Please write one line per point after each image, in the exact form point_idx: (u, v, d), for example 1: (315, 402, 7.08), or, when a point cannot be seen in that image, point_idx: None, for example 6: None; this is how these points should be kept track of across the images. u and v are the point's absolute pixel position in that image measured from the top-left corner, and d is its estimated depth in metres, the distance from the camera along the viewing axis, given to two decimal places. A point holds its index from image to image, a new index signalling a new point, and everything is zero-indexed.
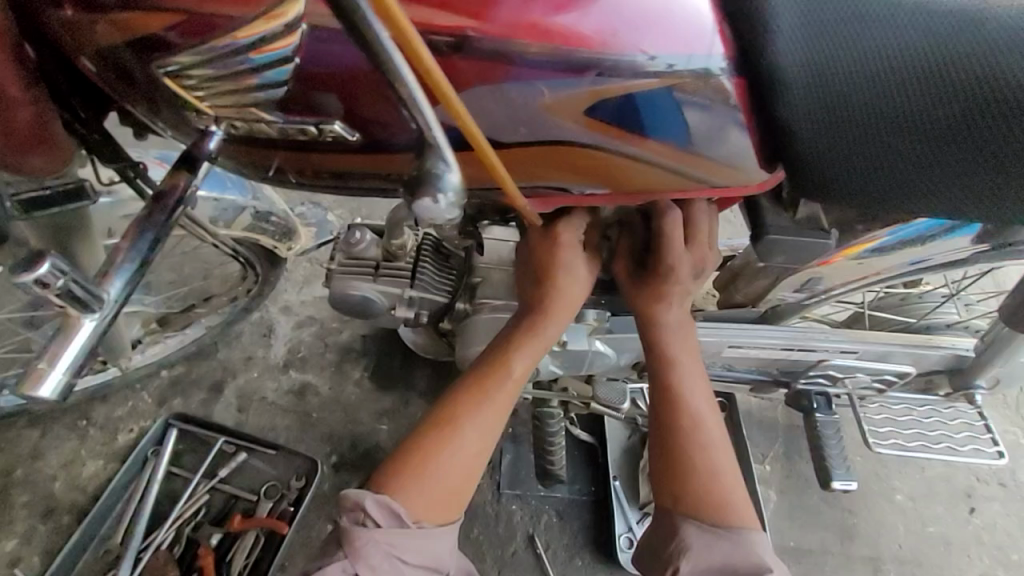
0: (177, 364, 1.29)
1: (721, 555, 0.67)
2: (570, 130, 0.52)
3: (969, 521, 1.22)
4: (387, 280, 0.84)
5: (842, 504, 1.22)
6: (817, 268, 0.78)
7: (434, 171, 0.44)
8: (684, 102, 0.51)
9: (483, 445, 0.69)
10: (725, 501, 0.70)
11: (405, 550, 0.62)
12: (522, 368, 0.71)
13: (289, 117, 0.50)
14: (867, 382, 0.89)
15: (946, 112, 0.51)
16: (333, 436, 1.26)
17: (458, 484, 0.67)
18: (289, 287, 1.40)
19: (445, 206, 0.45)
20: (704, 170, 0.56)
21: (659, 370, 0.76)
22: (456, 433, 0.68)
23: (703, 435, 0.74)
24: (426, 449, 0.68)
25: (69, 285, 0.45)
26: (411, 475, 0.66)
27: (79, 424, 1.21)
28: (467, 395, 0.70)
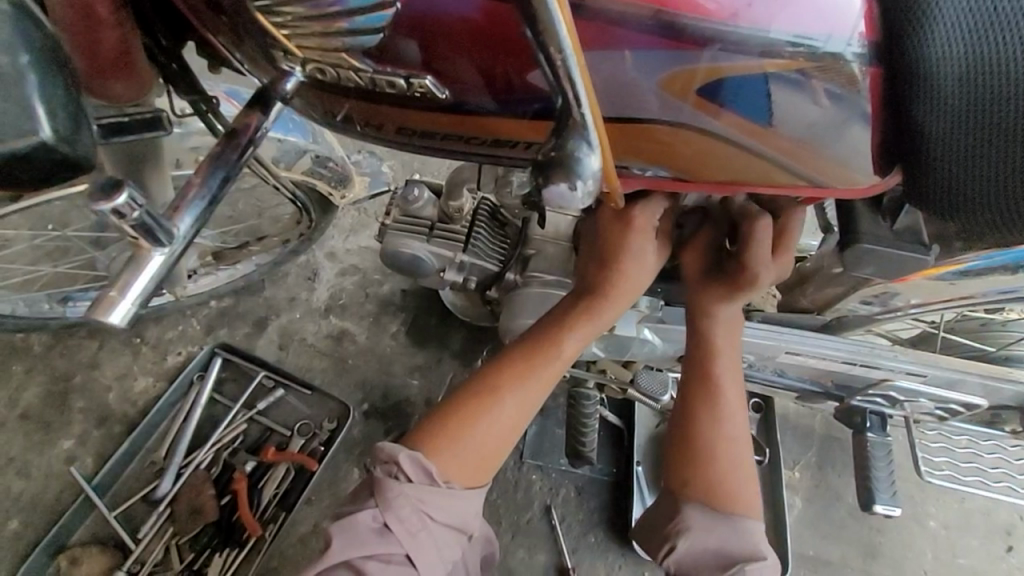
0: (225, 296, 1.33)
1: (718, 540, 0.66)
2: (672, 110, 0.48)
3: (1004, 558, 1.17)
4: (440, 242, 0.83)
5: (869, 522, 1.19)
6: (894, 284, 0.74)
7: (575, 154, 0.43)
8: (804, 90, 0.46)
9: (520, 418, 0.69)
10: (733, 490, 0.69)
11: (434, 507, 0.63)
12: (574, 348, 0.69)
13: (380, 66, 0.47)
14: (929, 408, 0.84)
15: None
16: (366, 384, 1.29)
17: (492, 452, 0.68)
18: (336, 234, 1.41)
19: (580, 194, 0.45)
20: (804, 165, 0.52)
21: (694, 358, 0.72)
22: (494, 402, 0.68)
23: (728, 428, 0.71)
24: (462, 413, 0.68)
25: (144, 218, 0.45)
26: (443, 435, 0.66)
27: (134, 341, 1.27)
28: (509, 366, 0.70)
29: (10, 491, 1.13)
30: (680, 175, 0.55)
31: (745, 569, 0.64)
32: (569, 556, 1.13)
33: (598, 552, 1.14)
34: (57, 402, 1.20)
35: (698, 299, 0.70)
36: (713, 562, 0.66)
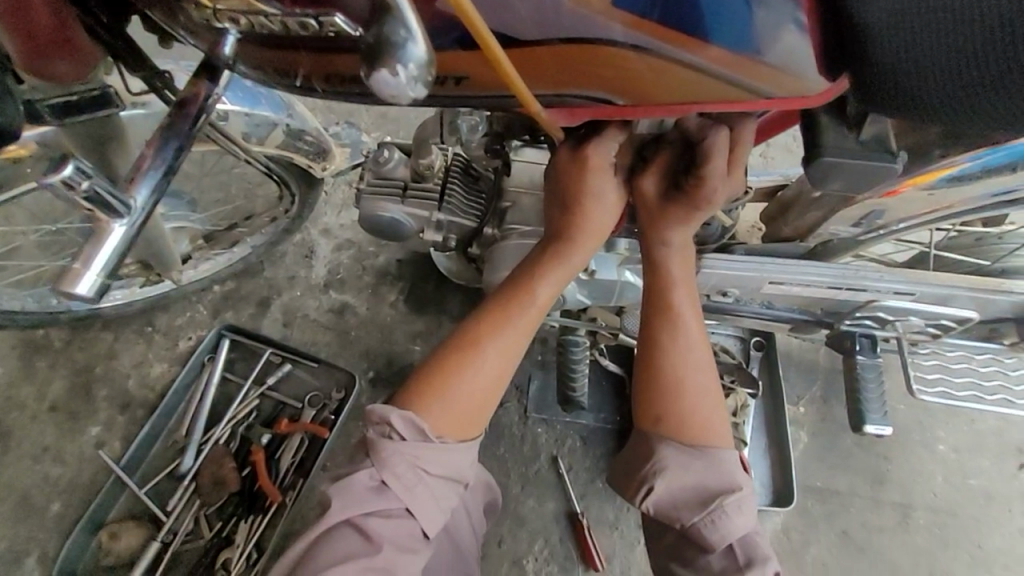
0: (228, 280, 1.38)
1: (695, 475, 0.68)
2: (601, 27, 0.47)
3: (1015, 475, 1.17)
4: (415, 202, 0.83)
5: (877, 451, 1.19)
6: (881, 199, 0.72)
7: (396, 40, 0.41)
8: None
9: (501, 371, 0.70)
10: (705, 418, 0.70)
11: (427, 460, 0.65)
12: (545, 295, 0.70)
13: (287, 8, 0.47)
14: (920, 327, 0.82)
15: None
16: (371, 353, 1.33)
17: (477, 406, 0.69)
18: (328, 211, 1.45)
19: (406, 80, 0.43)
20: (751, 75, 0.50)
21: (656, 295, 0.72)
22: (472, 354, 0.69)
23: (694, 360, 0.72)
24: (446, 368, 0.69)
25: (93, 188, 0.47)
26: (429, 393, 0.68)
27: (145, 330, 1.33)
28: (485, 316, 0.71)
29: (48, 477, 1.20)
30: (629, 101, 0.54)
31: (723, 504, 0.66)
32: (578, 501, 1.17)
33: (607, 496, 1.17)
34: (81, 393, 1.27)
35: (658, 229, 0.70)
36: (692, 499, 0.68)
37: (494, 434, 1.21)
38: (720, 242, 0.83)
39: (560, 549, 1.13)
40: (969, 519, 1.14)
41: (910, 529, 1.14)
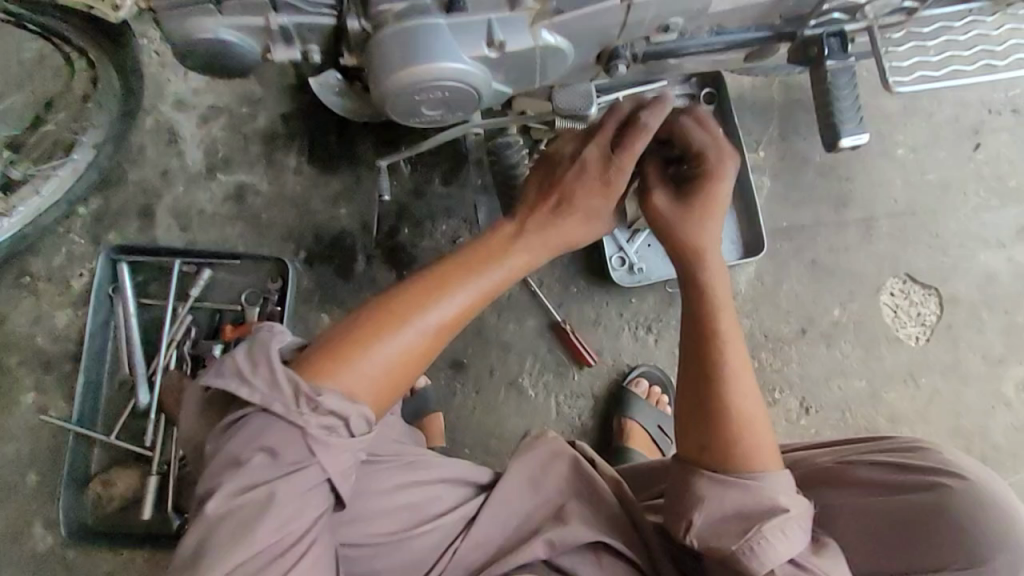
0: (92, 198, 1.15)
1: (732, 502, 0.60)
2: None
3: (971, 159, 1.16)
4: (239, 9, 0.61)
5: (838, 174, 1.16)
6: None
7: None
8: None
9: (440, 334, 0.62)
10: (750, 450, 0.61)
11: (341, 449, 0.56)
12: (527, 257, 0.66)
13: None
14: (895, 3, 0.68)
15: None
16: (293, 232, 1.16)
17: (407, 372, 0.61)
18: (173, 76, 1.18)
19: None
20: None
21: (689, 295, 0.67)
22: (403, 322, 0.60)
23: (740, 384, 0.63)
24: (372, 330, 0.60)
25: None
26: (351, 358, 0.58)
27: (25, 281, 1.14)
28: (443, 275, 0.63)
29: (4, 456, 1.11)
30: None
31: (764, 528, 0.58)
32: (558, 312, 1.14)
33: (584, 298, 1.15)
34: None
35: (684, 223, 0.67)
36: (733, 523, 0.59)
37: None
38: None
39: (551, 360, 1.13)
40: (928, 213, 1.16)
41: (875, 240, 1.15)
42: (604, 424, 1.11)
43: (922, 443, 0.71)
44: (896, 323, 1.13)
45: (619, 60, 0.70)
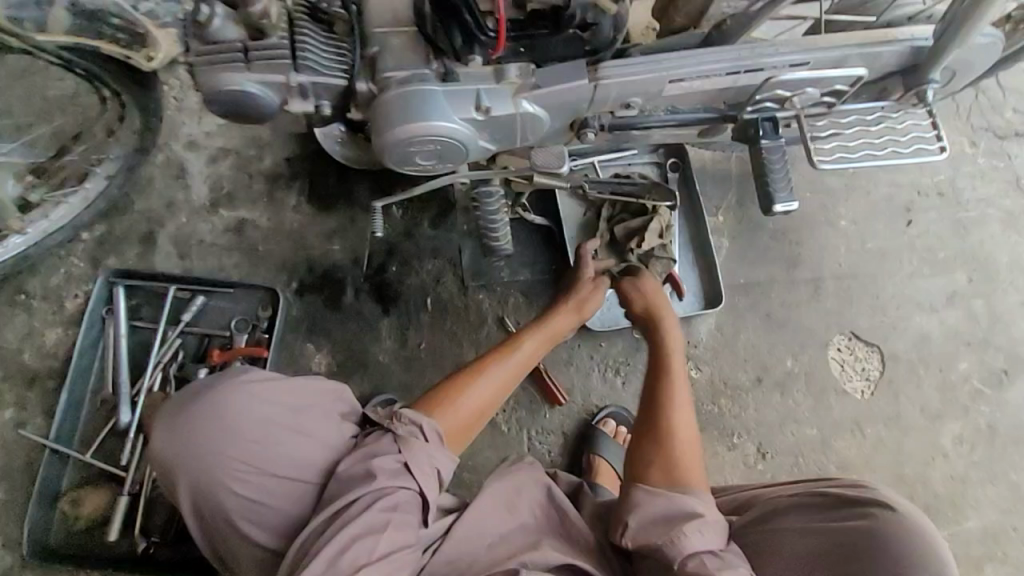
0: (96, 224, 1.22)
1: (660, 507, 0.78)
2: None
3: (905, 232, 1.31)
4: (263, 66, 0.70)
5: (789, 239, 1.29)
6: None
7: None
8: None
9: (486, 403, 0.92)
10: (689, 470, 0.83)
11: (386, 453, 0.78)
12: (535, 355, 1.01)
13: None
14: (817, 99, 0.81)
15: None
16: (288, 263, 1.23)
17: (468, 420, 0.90)
18: (187, 120, 1.27)
19: None
20: None
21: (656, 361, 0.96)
22: (465, 393, 0.91)
23: (689, 443, 0.86)
24: (452, 388, 0.91)
25: None
26: (443, 403, 0.89)
27: (20, 299, 1.18)
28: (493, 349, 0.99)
29: None
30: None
31: (686, 528, 0.74)
32: None
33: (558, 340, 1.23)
34: None
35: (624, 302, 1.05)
36: (661, 524, 0.76)
37: (436, 311, 1.22)
38: (616, 46, 0.75)
39: (525, 397, 1.19)
40: (869, 278, 1.28)
41: (823, 299, 1.27)
42: (576, 465, 1.15)
43: (860, 483, 0.80)
44: (844, 376, 1.22)
45: (589, 127, 0.82)
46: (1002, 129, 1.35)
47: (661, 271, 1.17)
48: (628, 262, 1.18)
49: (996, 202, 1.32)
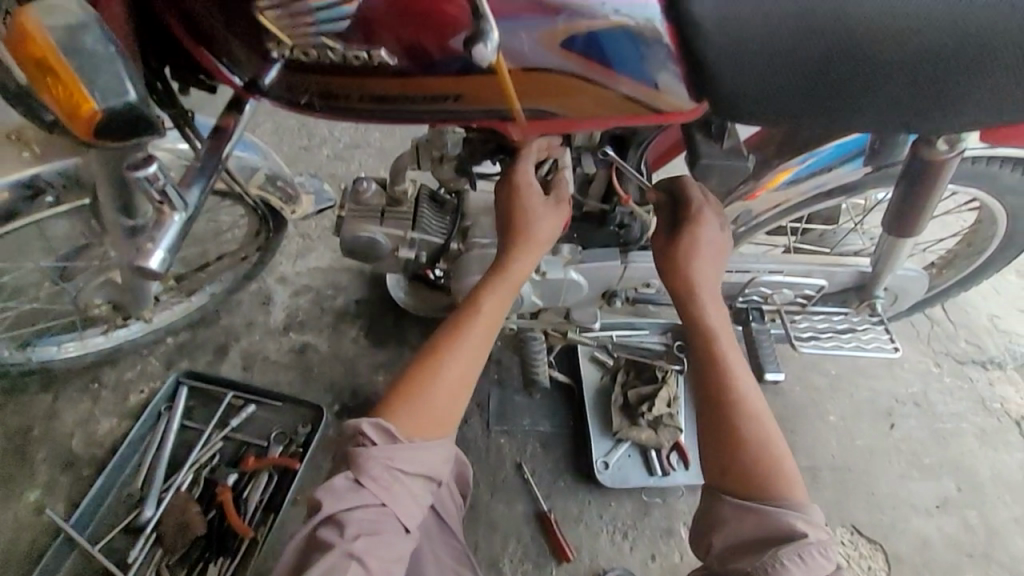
0: (182, 331, 1.41)
1: (752, 526, 0.75)
2: (552, 60, 0.63)
3: (890, 433, 1.44)
4: (392, 222, 0.98)
5: (784, 425, 1.43)
6: (745, 201, 0.99)
7: (480, 28, 0.56)
8: (641, 38, 0.62)
9: (462, 379, 0.87)
10: (776, 484, 0.76)
11: (402, 462, 0.78)
12: (490, 307, 0.91)
13: (348, 45, 0.62)
14: (791, 298, 1.06)
15: (809, 54, 0.60)
16: (334, 387, 1.38)
17: (446, 412, 0.85)
18: (284, 260, 1.55)
19: (492, 53, 0.56)
20: (661, 101, 0.67)
21: (702, 348, 0.87)
22: (440, 365, 0.87)
23: (766, 427, 0.81)
24: (418, 378, 0.86)
25: (164, 187, 0.70)
26: (401, 401, 0.84)
27: (91, 386, 1.31)
28: (449, 332, 0.90)
29: None
30: (571, 115, 0.69)
31: (779, 555, 0.69)
32: (544, 501, 1.28)
33: (569, 493, 1.29)
34: (18, 457, 1.22)
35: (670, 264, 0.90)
36: (755, 547, 0.73)
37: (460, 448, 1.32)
38: (640, 243, 1.03)
39: (533, 546, 1.23)
40: (862, 473, 1.38)
41: (820, 488, 1.35)
42: None
43: None
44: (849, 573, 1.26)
45: (617, 296, 1.06)
46: (961, 355, 1.57)
47: (669, 437, 1.29)
48: (639, 424, 1.30)
49: (968, 417, 1.48)
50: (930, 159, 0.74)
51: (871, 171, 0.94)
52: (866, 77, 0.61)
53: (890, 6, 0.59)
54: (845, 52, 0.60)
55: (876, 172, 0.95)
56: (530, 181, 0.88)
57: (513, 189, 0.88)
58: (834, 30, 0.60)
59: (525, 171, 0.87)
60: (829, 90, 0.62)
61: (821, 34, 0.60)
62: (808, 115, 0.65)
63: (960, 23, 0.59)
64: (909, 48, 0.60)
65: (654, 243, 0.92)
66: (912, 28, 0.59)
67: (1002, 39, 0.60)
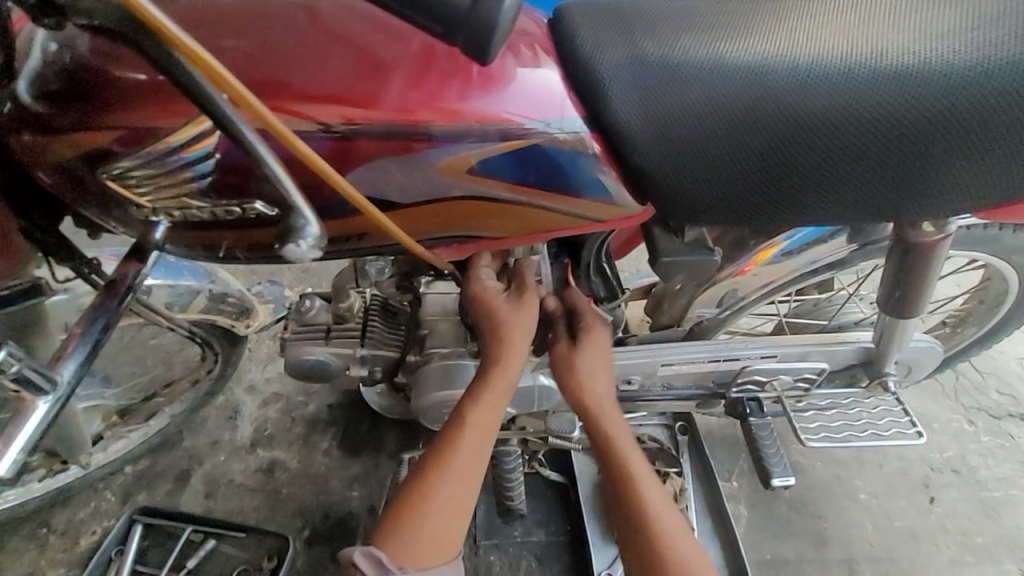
0: (141, 458, 1.30)
1: None
2: (458, 190, 0.60)
3: (931, 510, 1.27)
4: (339, 341, 0.90)
5: (810, 511, 1.26)
6: (734, 278, 0.88)
7: (297, 225, 0.55)
8: (549, 150, 0.58)
9: (462, 499, 0.76)
10: None
11: None
12: (483, 418, 0.78)
13: (216, 200, 0.58)
14: (792, 383, 0.94)
15: (752, 147, 0.57)
16: (305, 509, 1.26)
17: (445, 536, 0.74)
18: (253, 366, 1.45)
19: (306, 249, 0.56)
20: (587, 207, 0.63)
21: (612, 462, 0.82)
22: (432, 491, 0.75)
23: (678, 535, 0.77)
24: (412, 505, 0.75)
25: (23, 369, 0.57)
26: (395, 530, 0.74)
27: (39, 533, 1.20)
28: (432, 457, 0.78)
29: None
30: (492, 235, 0.65)
31: None
32: None
33: None
34: None
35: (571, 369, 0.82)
36: None
37: None
38: (616, 337, 0.94)
39: None
40: (905, 562, 1.21)
41: None
42: None
43: None
44: None
45: None
46: (994, 409, 1.42)
47: None
48: None
49: (1017, 483, 1.31)
50: (912, 238, 0.71)
51: (854, 247, 0.87)
52: (811, 167, 0.58)
53: (837, 100, 0.56)
54: (787, 145, 0.57)
55: (860, 248, 0.87)
56: (492, 289, 0.77)
57: (477, 304, 0.77)
58: (778, 121, 0.56)
59: (486, 290, 0.77)
60: (777, 178, 0.59)
61: (765, 127, 0.56)
62: (760, 205, 0.61)
63: (915, 106, 0.56)
64: (862, 139, 0.56)
65: (552, 355, 0.84)
66: (862, 119, 0.56)
67: (962, 117, 0.56)
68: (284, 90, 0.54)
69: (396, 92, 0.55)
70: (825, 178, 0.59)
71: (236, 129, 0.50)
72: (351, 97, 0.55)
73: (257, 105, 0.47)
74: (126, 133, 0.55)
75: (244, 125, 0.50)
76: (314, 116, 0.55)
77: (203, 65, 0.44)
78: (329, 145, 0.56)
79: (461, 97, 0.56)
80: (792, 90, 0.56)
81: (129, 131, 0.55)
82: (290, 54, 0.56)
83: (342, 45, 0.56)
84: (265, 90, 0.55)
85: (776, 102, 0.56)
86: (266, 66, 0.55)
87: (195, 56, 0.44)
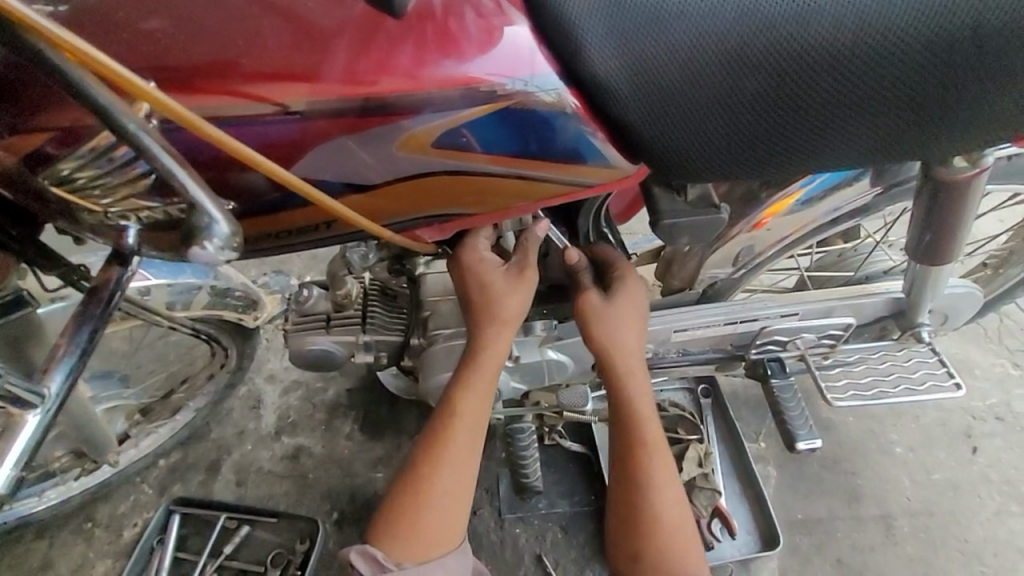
0: (172, 451, 1.34)
1: None
2: (428, 163, 0.56)
3: (973, 460, 1.22)
4: (340, 330, 0.88)
5: (843, 467, 1.22)
6: (751, 232, 0.83)
7: (202, 224, 0.54)
8: (518, 114, 0.53)
9: (459, 487, 0.78)
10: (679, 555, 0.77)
11: None
12: (470, 402, 0.78)
13: (165, 199, 0.58)
14: (816, 341, 0.89)
15: (747, 88, 0.52)
16: (332, 493, 1.28)
17: (446, 523, 0.77)
18: (272, 356, 1.46)
19: (213, 251, 0.56)
20: (558, 172, 0.58)
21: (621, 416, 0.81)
22: (428, 486, 0.77)
23: (667, 497, 0.79)
24: (409, 506, 0.77)
25: (7, 385, 0.60)
26: (394, 525, 0.76)
27: (85, 526, 1.25)
28: (426, 449, 0.79)
29: None
30: (476, 209, 0.61)
31: None
32: None
33: None
34: None
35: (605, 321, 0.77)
36: None
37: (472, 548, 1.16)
38: None
39: None
40: (946, 516, 1.16)
41: (899, 541, 1.14)
42: None
43: None
44: None
45: None
46: None
47: (705, 503, 1.12)
48: None
49: None
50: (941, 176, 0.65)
51: (881, 189, 0.79)
52: (813, 105, 0.52)
53: (841, 25, 0.50)
54: (785, 83, 0.51)
55: (886, 192, 0.80)
56: (489, 261, 0.75)
57: (472, 274, 0.74)
58: (774, 57, 0.51)
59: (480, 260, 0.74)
60: (777, 122, 0.53)
61: (759, 64, 0.51)
62: (761, 154, 0.56)
63: (933, 24, 0.49)
64: (873, 68, 0.50)
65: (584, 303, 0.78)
66: (871, 44, 0.50)
67: (988, 32, 0.49)
68: (230, 72, 0.51)
69: (346, 60, 0.51)
70: (829, 118, 0.53)
71: (125, 126, 0.48)
72: (297, 71, 0.51)
73: (153, 95, 0.44)
74: (59, 134, 0.54)
75: (135, 123, 0.48)
76: (258, 95, 0.51)
77: (82, 58, 0.42)
78: (291, 127, 0.52)
79: (417, 61, 0.51)
80: (789, 19, 0.50)
81: (63, 131, 0.54)
82: (227, 31, 0.52)
83: (282, 18, 0.53)
84: (208, 73, 0.51)
85: (771, 35, 0.50)
86: (204, 47, 0.52)
87: (68, 48, 0.42)
